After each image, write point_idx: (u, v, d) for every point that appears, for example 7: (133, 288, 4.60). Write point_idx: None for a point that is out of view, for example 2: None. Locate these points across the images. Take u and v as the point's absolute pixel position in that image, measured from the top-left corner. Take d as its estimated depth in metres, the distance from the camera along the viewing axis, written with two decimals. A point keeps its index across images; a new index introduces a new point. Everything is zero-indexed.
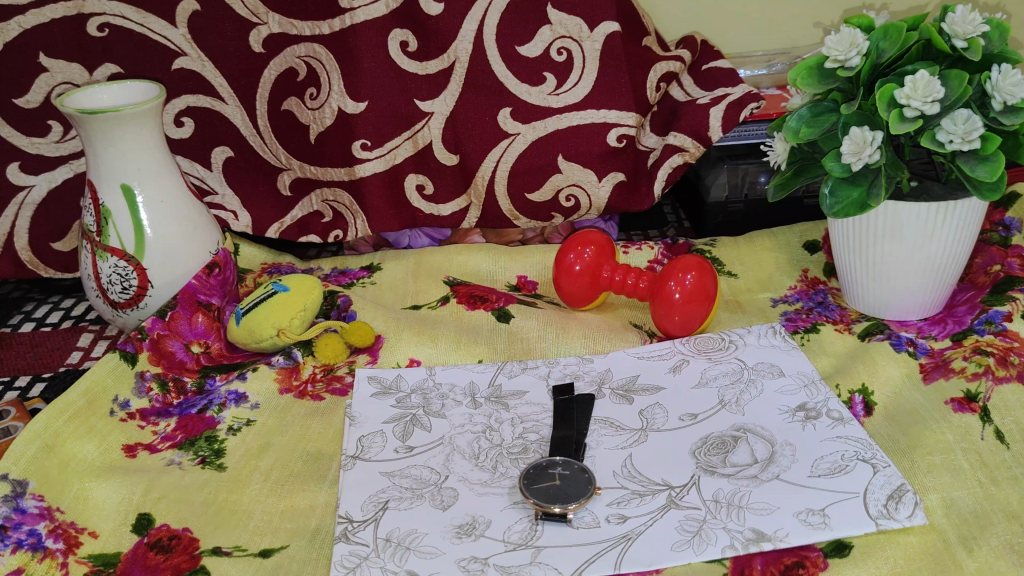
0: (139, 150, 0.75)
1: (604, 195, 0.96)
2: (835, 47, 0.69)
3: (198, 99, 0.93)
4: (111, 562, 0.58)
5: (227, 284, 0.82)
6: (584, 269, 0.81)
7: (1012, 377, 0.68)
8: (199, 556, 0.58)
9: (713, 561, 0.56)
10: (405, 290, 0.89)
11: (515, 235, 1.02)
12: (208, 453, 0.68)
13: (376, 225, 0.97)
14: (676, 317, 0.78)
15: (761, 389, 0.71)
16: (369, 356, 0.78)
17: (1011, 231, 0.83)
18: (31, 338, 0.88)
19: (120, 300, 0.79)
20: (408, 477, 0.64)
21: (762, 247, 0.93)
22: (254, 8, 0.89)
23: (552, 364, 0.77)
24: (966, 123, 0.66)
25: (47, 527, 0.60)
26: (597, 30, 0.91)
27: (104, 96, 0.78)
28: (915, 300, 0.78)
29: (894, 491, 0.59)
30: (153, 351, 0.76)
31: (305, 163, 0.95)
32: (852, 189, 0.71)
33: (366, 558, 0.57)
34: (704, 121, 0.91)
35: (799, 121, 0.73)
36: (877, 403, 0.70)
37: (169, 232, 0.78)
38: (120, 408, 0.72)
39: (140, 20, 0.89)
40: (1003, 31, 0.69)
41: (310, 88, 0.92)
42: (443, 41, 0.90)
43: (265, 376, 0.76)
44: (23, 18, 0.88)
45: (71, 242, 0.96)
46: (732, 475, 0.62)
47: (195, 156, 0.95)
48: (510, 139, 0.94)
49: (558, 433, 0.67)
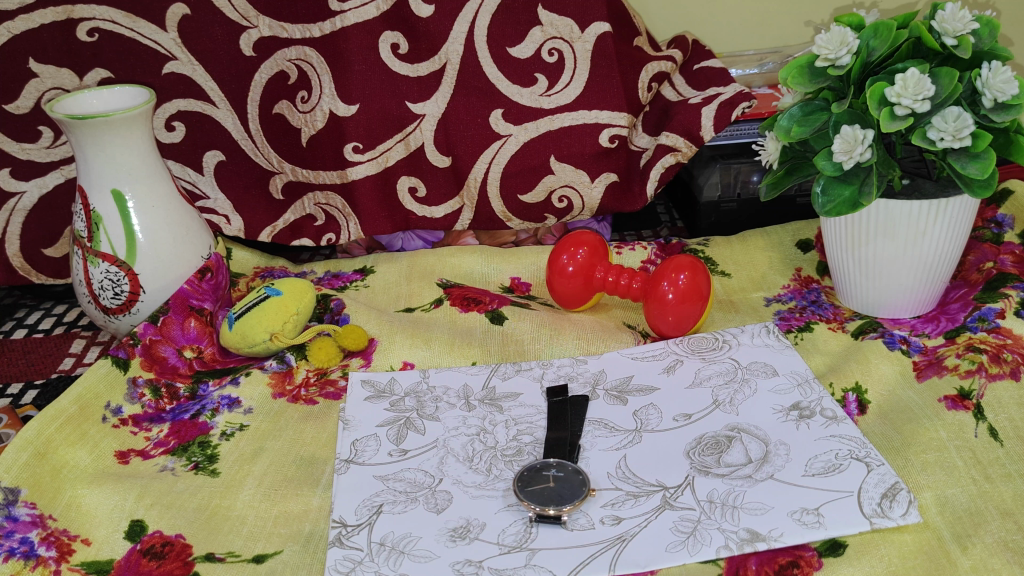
0: (128, 155, 0.75)
1: (596, 196, 0.96)
2: (825, 46, 0.69)
3: (189, 104, 0.92)
4: (104, 569, 0.58)
5: (219, 289, 0.82)
6: (577, 270, 0.81)
7: (1006, 373, 0.68)
8: (192, 563, 0.57)
9: (708, 561, 0.56)
10: (399, 293, 0.89)
11: (508, 237, 1.01)
12: (201, 458, 0.68)
13: (369, 228, 0.97)
14: (669, 317, 0.77)
15: (754, 389, 0.71)
16: (362, 359, 0.78)
17: (1004, 228, 0.84)
18: (23, 345, 0.87)
19: (112, 306, 0.79)
20: (402, 480, 0.64)
21: (755, 246, 0.93)
22: (243, 11, 0.89)
23: (547, 365, 0.77)
24: (957, 121, 0.66)
25: (39, 535, 0.59)
26: (588, 31, 0.91)
27: (94, 102, 0.78)
28: (909, 297, 0.78)
29: (888, 489, 0.59)
30: (146, 357, 0.76)
31: (296, 167, 0.95)
32: (844, 187, 0.70)
33: (360, 562, 0.57)
34: (696, 121, 0.91)
35: (790, 120, 0.73)
36: (871, 402, 0.70)
37: (160, 238, 0.78)
38: (112, 414, 0.71)
39: (130, 24, 0.89)
40: (993, 28, 0.69)
41: (301, 91, 0.92)
42: (433, 42, 0.90)
43: (259, 380, 0.76)
44: (12, 24, 0.87)
45: (62, 248, 0.95)
46: (726, 475, 0.62)
47: (187, 160, 0.95)
48: (502, 141, 0.93)
49: (552, 435, 0.67)
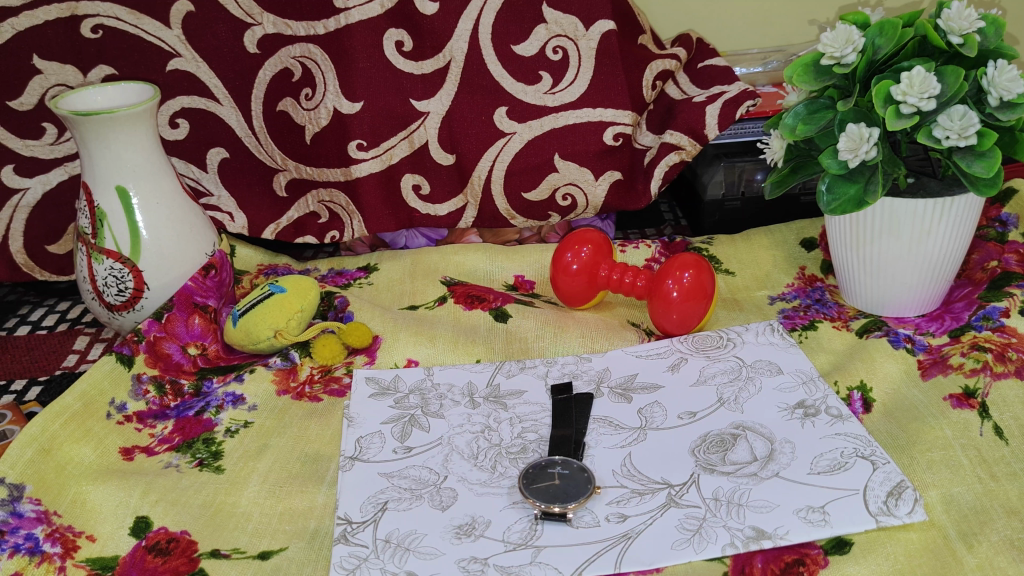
0: (133, 151, 0.75)
1: (600, 194, 0.96)
2: (831, 44, 0.69)
3: (193, 100, 0.92)
4: (109, 565, 0.58)
5: (223, 285, 0.82)
6: (581, 268, 0.81)
7: (1011, 372, 0.68)
8: (197, 559, 0.57)
9: (714, 559, 0.56)
10: (402, 291, 0.89)
11: (512, 235, 1.01)
12: (205, 455, 0.68)
13: (373, 225, 0.97)
14: (673, 315, 0.77)
15: (759, 387, 0.71)
16: (366, 356, 0.78)
17: (1008, 227, 0.84)
18: (27, 341, 0.87)
19: (116, 302, 0.79)
20: (407, 477, 0.64)
21: (759, 245, 0.93)
22: (248, 8, 0.89)
23: (551, 363, 0.76)
24: (962, 120, 0.66)
25: (44, 531, 0.59)
26: (592, 28, 0.91)
27: (98, 98, 0.78)
28: (913, 296, 0.78)
29: (894, 487, 0.59)
30: (150, 354, 0.76)
31: (300, 164, 0.95)
32: (849, 186, 0.71)
33: (365, 559, 0.57)
34: (700, 119, 0.91)
35: (795, 118, 0.73)
36: (876, 400, 0.70)
37: (164, 234, 0.78)
38: (117, 411, 0.71)
39: (134, 21, 0.89)
40: (998, 26, 0.69)
41: (305, 88, 0.92)
42: (437, 40, 0.90)
43: (263, 377, 0.76)
44: (16, 21, 0.87)
45: (66, 245, 0.95)
46: (731, 472, 0.62)
47: (190, 157, 0.95)
48: (506, 139, 0.93)
49: (557, 433, 0.66)
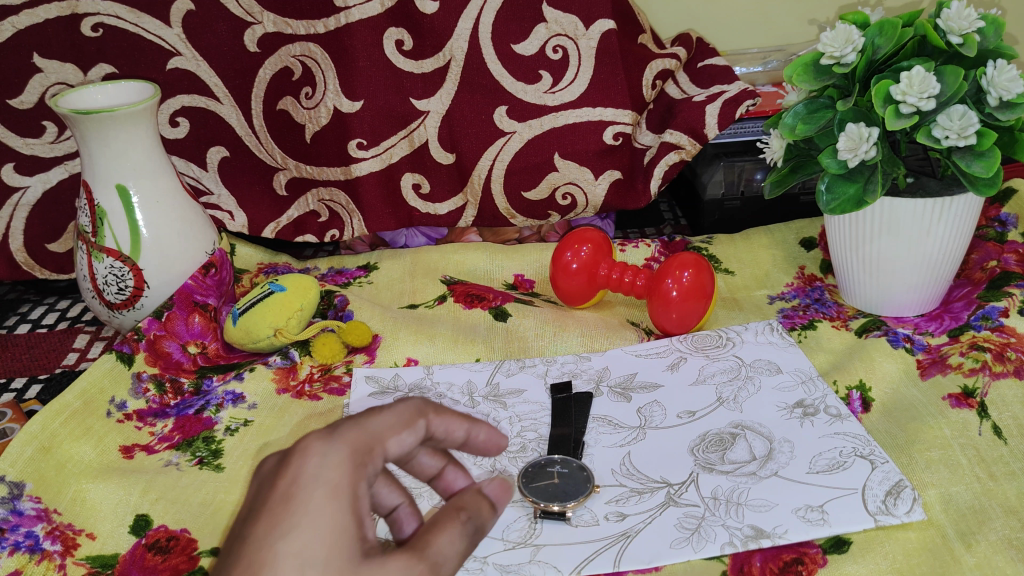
0: (133, 149, 0.75)
1: (600, 193, 0.96)
2: (831, 44, 0.69)
3: (193, 99, 0.92)
4: (109, 563, 0.58)
5: (223, 284, 0.82)
6: (581, 267, 0.81)
7: (1009, 372, 0.68)
8: (196, 557, 0.57)
9: (713, 558, 0.56)
10: (402, 290, 0.89)
11: (512, 234, 1.02)
12: (205, 453, 0.68)
13: (373, 224, 0.97)
14: (672, 314, 0.77)
15: (759, 386, 0.71)
16: (366, 355, 0.78)
17: (1008, 227, 0.84)
18: (27, 340, 0.87)
19: (116, 301, 0.79)
20: None
21: (759, 244, 0.93)
22: (248, 7, 0.88)
23: (550, 362, 0.77)
24: (962, 119, 0.66)
25: (44, 529, 0.59)
26: (592, 27, 0.91)
27: (98, 96, 0.78)
28: (912, 296, 0.78)
29: (892, 487, 0.59)
30: (149, 352, 0.76)
31: (301, 163, 0.95)
32: (848, 186, 0.71)
33: None
34: (700, 118, 0.91)
35: (794, 118, 0.73)
36: (875, 399, 0.70)
37: (165, 233, 0.78)
38: (117, 409, 0.72)
39: (134, 20, 0.89)
40: (998, 26, 0.69)
41: (305, 87, 0.92)
42: (437, 39, 0.90)
43: (262, 376, 0.76)
44: (17, 19, 0.87)
45: (66, 243, 0.95)
46: (731, 471, 0.62)
47: (190, 156, 0.95)
48: (506, 138, 0.93)
49: (556, 432, 0.67)
